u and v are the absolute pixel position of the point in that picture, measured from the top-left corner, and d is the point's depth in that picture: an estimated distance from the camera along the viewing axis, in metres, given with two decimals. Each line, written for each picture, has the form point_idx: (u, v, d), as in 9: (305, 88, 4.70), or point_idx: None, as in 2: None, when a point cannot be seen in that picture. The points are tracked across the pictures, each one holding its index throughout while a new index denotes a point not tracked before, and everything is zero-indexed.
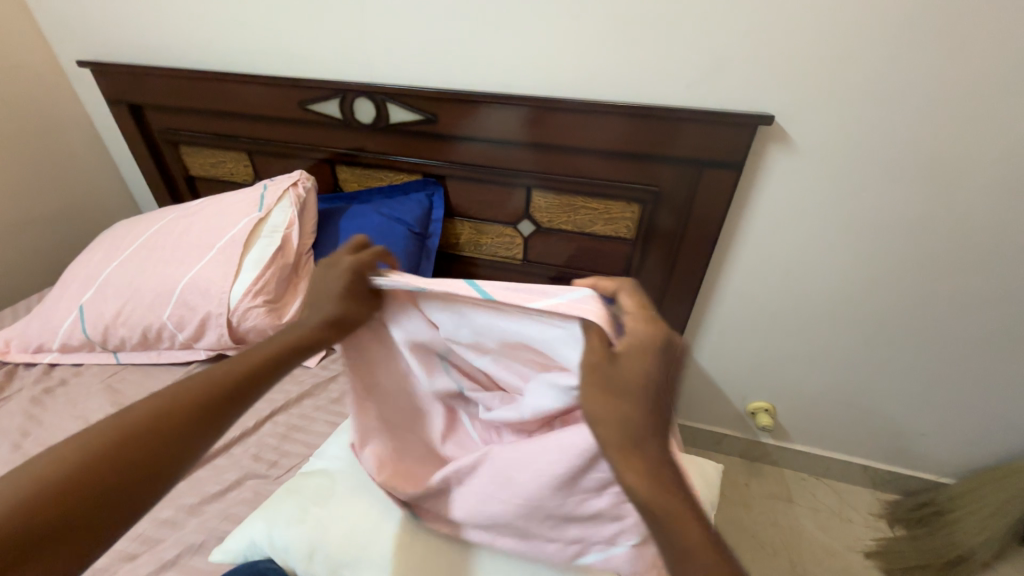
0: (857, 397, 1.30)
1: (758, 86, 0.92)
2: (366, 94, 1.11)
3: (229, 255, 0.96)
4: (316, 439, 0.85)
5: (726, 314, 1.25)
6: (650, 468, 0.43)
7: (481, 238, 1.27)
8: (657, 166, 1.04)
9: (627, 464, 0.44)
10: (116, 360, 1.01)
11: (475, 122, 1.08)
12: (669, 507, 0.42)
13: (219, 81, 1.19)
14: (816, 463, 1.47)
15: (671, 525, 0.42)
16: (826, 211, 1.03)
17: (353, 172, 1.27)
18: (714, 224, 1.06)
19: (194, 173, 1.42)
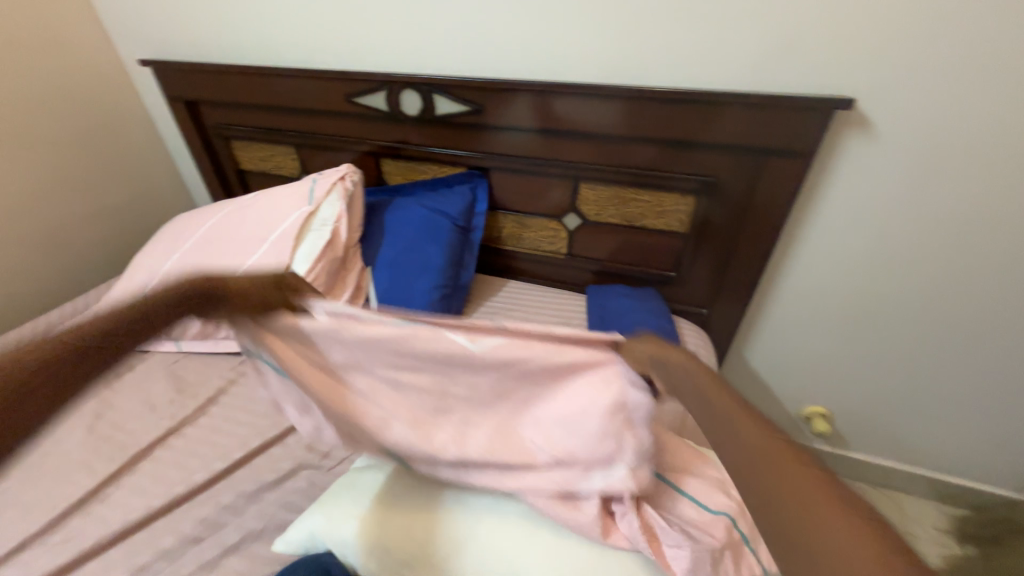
0: (928, 405, 1.20)
1: (832, 67, 0.85)
2: (412, 85, 1.10)
3: (281, 248, 0.98)
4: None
5: (784, 312, 1.17)
6: (761, 430, 0.41)
7: (524, 232, 1.25)
8: (714, 155, 0.97)
9: (732, 424, 0.42)
10: (177, 348, 1.05)
11: (522, 112, 1.05)
12: (795, 474, 0.38)
13: (269, 76, 1.21)
14: (876, 473, 1.37)
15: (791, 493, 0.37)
16: (906, 202, 0.94)
17: (396, 165, 1.27)
18: (777, 217, 0.99)
19: (244, 166, 1.46)
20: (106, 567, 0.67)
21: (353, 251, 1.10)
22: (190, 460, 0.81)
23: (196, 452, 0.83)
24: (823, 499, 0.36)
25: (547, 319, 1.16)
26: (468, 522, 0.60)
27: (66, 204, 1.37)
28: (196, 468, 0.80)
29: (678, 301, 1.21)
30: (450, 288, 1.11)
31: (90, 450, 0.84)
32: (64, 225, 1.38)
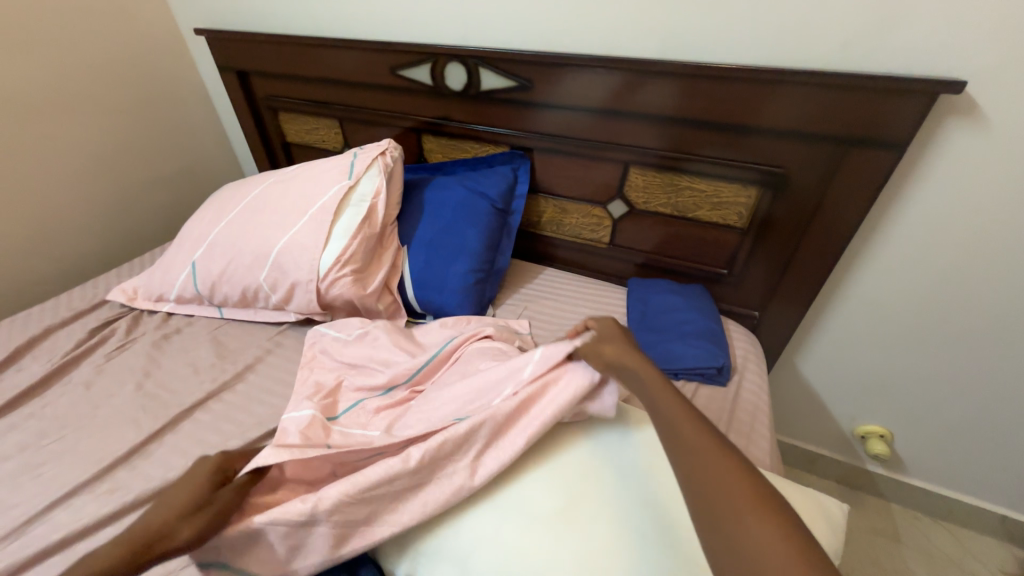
0: (1013, 437, 1.06)
1: (941, 43, 0.73)
2: (458, 58, 1.06)
3: (321, 222, 0.97)
4: None
5: (847, 322, 1.06)
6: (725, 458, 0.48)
7: (565, 218, 1.19)
8: (786, 142, 0.88)
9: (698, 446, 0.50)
10: (221, 314, 1.09)
11: (574, 89, 0.98)
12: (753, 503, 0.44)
13: (316, 47, 1.20)
14: (935, 503, 1.24)
15: (754, 530, 0.42)
16: (1012, 205, 0.81)
17: (438, 142, 1.24)
18: (852, 217, 0.89)
19: (290, 139, 1.48)
20: None
21: (389, 229, 1.08)
22: (227, 425, 0.84)
23: (232, 418, 0.85)
24: (767, 526, 0.42)
25: (585, 311, 1.10)
26: (496, 518, 0.58)
27: (127, 168, 1.43)
28: (231, 433, 0.82)
29: (726, 301, 1.12)
30: (485, 272, 1.08)
31: (139, 406, 0.88)
32: (124, 189, 1.44)
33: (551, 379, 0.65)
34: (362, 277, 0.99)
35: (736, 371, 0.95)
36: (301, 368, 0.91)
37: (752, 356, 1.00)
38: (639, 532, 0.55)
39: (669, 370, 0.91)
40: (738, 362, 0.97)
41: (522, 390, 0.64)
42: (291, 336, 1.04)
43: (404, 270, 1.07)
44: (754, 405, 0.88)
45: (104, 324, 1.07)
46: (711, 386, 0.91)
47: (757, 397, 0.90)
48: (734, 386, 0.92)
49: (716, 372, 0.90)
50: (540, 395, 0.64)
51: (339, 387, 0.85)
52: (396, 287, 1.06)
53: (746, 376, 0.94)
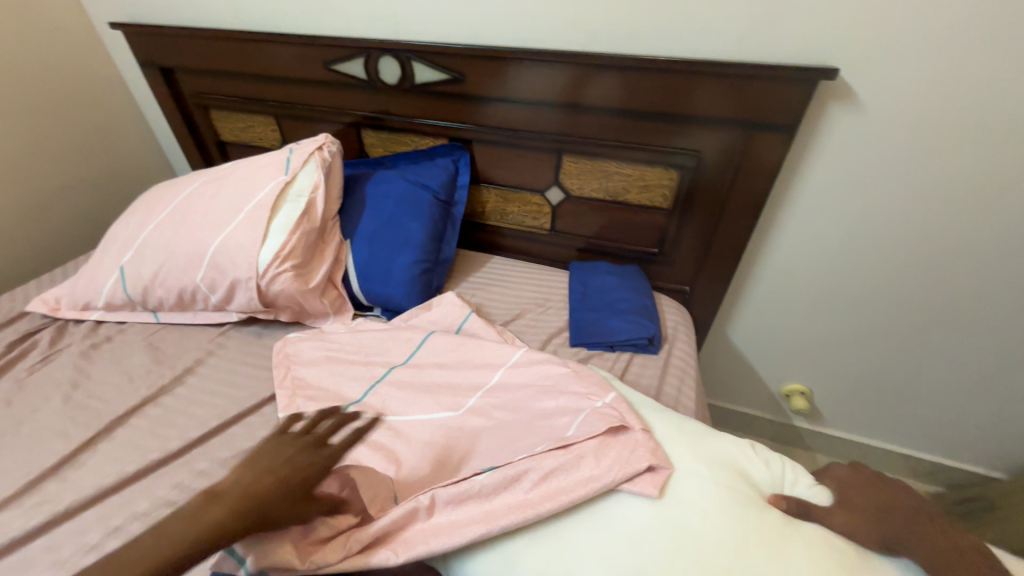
0: (906, 383, 1.21)
1: (819, 35, 0.83)
2: (390, 52, 1.07)
3: (257, 219, 0.96)
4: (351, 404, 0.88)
5: (766, 291, 1.17)
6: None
7: (507, 207, 1.23)
8: (699, 127, 0.95)
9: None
10: (156, 319, 1.05)
11: (505, 81, 1.02)
12: None
13: (245, 42, 1.17)
14: (851, 449, 1.39)
15: None
16: (887, 178, 0.93)
17: (379, 136, 1.24)
18: (759, 193, 0.98)
19: (224, 138, 1.43)
20: (82, 528, 0.69)
21: (331, 224, 1.08)
22: (166, 429, 0.82)
23: (172, 421, 0.84)
24: None
25: (530, 295, 1.15)
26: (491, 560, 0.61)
27: (41, 172, 1.34)
28: (171, 435, 0.81)
29: (660, 278, 1.20)
30: (431, 262, 1.10)
31: (69, 418, 0.84)
32: (39, 195, 1.35)
33: (594, 449, 0.68)
34: (303, 272, 0.99)
35: (667, 341, 1.02)
36: (276, 366, 0.91)
37: (682, 327, 1.08)
38: (643, 571, 0.55)
39: (606, 342, 0.98)
40: (669, 333, 1.05)
41: (555, 457, 0.67)
42: (234, 336, 1.02)
43: (348, 264, 1.07)
44: (682, 369, 0.96)
45: (23, 337, 1.01)
46: (644, 355, 0.98)
47: (685, 362, 0.99)
48: (665, 353, 0.99)
49: (648, 342, 0.98)
50: (570, 461, 0.66)
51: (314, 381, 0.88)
52: (340, 281, 1.07)
53: (675, 345, 1.02)
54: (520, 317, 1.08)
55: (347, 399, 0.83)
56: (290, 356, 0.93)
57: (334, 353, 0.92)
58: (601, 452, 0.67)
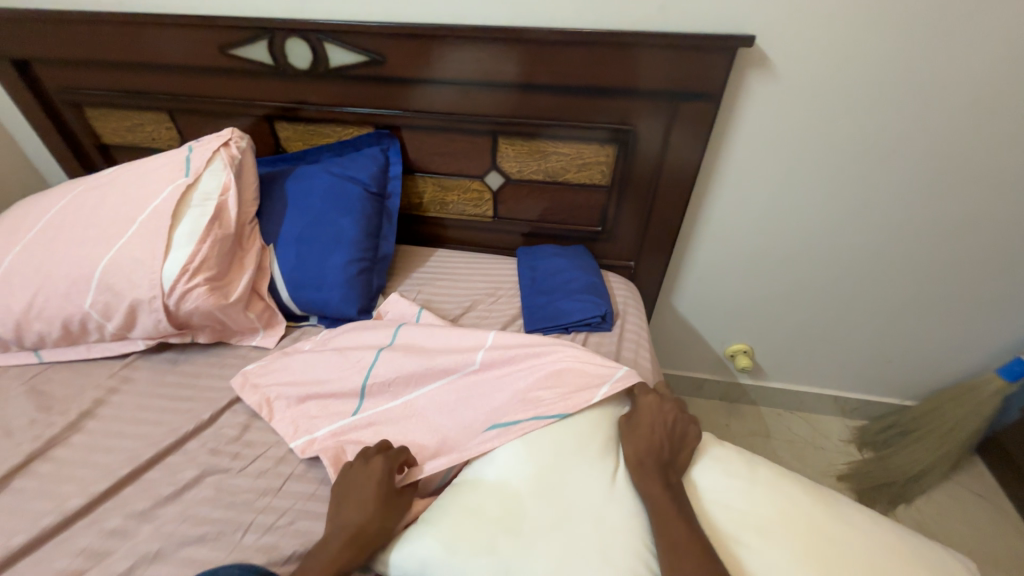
0: (830, 331, 1.32)
1: (733, 6, 0.85)
2: (297, 33, 0.96)
3: (155, 229, 0.83)
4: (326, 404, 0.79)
5: (705, 259, 1.21)
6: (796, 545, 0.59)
7: (446, 197, 1.17)
8: (631, 101, 0.96)
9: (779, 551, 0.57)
10: (38, 358, 0.89)
11: (429, 61, 0.96)
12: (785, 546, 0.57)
13: (118, 25, 1.01)
14: (790, 397, 1.50)
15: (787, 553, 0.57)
16: (802, 141, 0.99)
17: (295, 129, 1.13)
18: (691, 165, 1.01)
19: (108, 140, 1.24)
20: None
21: (249, 228, 0.97)
22: (64, 485, 0.69)
23: (70, 476, 0.70)
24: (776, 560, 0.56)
25: (478, 285, 1.11)
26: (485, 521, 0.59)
27: None
28: (70, 492, 0.68)
29: (606, 256, 1.20)
30: (369, 261, 1.02)
31: None
32: None
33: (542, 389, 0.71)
34: (221, 285, 0.88)
35: (619, 317, 1.03)
36: (237, 381, 0.82)
37: (632, 302, 1.09)
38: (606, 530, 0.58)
39: (561, 325, 0.96)
40: (620, 309, 1.05)
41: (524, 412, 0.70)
42: (142, 367, 0.88)
43: (274, 271, 0.97)
44: (636, 343, 0.97)
45: None
46: (599, 333, 0.97)
47: (639, 335, 0.99)
48: (618, 329, 0.99)
49: (601, 320, 0.97)
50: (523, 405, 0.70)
51: (275, 404, 0.79)
52: (266, 291, 0.96)
53: (627, 321, 1.02)
54: (471, 310, 1.04)
55: (306, 430, 0.75)
56: (254, 378, 0.83)
57: (302, 369, 0.83)
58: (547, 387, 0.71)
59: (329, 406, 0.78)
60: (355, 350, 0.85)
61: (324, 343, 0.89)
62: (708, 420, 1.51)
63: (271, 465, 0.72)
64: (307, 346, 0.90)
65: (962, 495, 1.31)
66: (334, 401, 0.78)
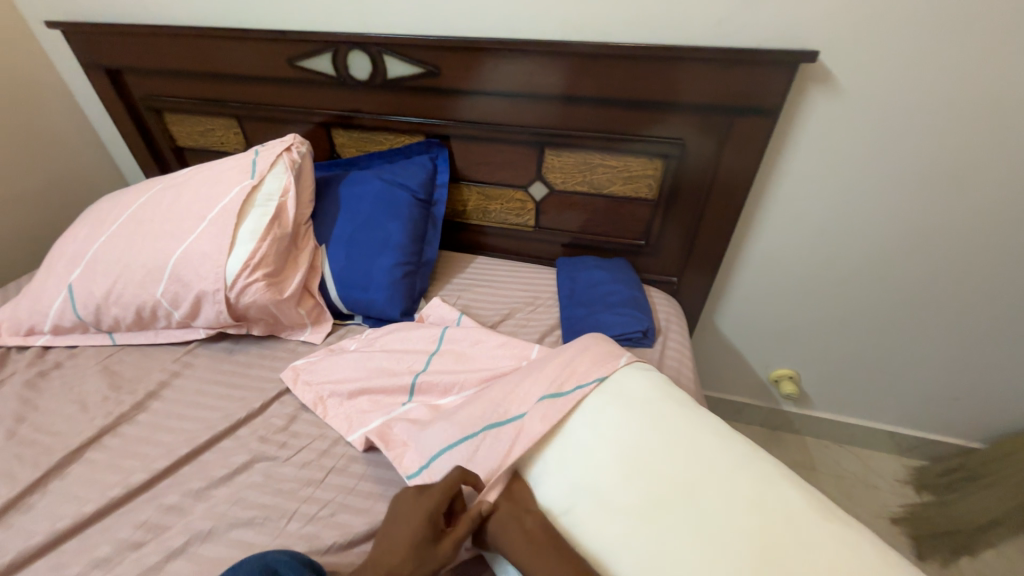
0: (888, 360, 1.23)
1: (794, 22, 0.83)
2: (359, 46, 1.01)
3: (222, 226, 0.89)
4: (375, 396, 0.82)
5: (753, 277, 1.17)
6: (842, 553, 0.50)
7: (490, 205, 1.19)
8: (682, 115, 0.94)
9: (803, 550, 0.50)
10: (112, 341, 0.96)
11: (482, 74, 0.99)
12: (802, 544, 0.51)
13: (201, 39, 1.09)
14: (839, 430, 1.41)
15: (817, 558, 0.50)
16: (864, 159, 0.94)
17: (350, 136, 1.19)
18: (742, 181, 0.98)
19: (182, 143, 1.34)
20: None
21: (304, 228, 1.02)
22: (129, 460, 0.74)
23: (134, 452, 0.75)
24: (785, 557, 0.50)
25: (517, 294, 1.11)
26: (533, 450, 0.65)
27: None
28: (135, 467, 0.73)
29: (648, 270, 1.18)
30: (413, 265, 1.05)
31: (11, 456, 0.75)
32: None
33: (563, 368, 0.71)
34: (277, 281, 0.92)
35: (661, 333, 1.00)
36: (287, 375, 0.87)
37: (673, 318, 1.06)
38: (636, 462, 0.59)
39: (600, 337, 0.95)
40: (662, 325, 1.03)
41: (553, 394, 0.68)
42: (202, 354, 0.94)
43: (325, 270, 1.01)
44: (677, 361, 0.94)
45: None
46: (639, 348, 0.95)
47: (681, 352, 0.97)
48: (659, 346, 0.97)
49: (642, 335, 0.95)
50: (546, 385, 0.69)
51: (326, 401, 0.82)
52: (316, 289, 1.00)
53: (669, 337, 0.99)
54: (509, 317, 1.04)
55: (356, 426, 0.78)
56: (305, 374, 0.87)
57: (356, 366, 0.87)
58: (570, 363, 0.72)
59: (381, 402, 0.81)
60: (401, 351, 0.89)
61: (370, 344, 0.93)
62: None
63: (314, 457, 0.75)
64: (353, 346, 0.94)
65: None
66: (386, 399, 0.81)
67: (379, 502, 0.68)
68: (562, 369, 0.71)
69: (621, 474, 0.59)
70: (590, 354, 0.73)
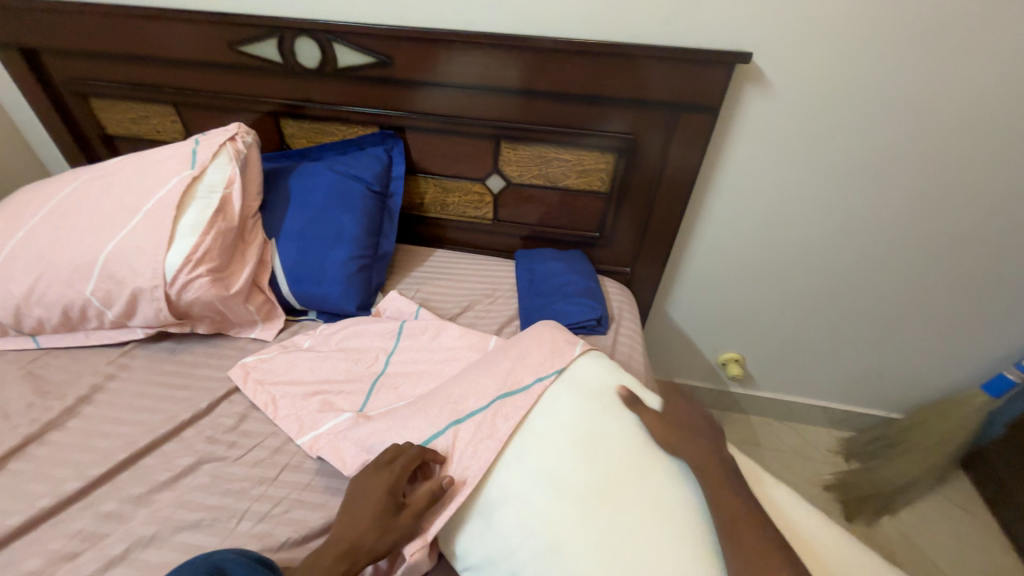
0: (821, 342, 1.34)
1: (731, 25, 0.88)
2: (307, 33, 0.98)
3: (160, 219, 0.84)
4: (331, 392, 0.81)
5: (700, 267, 1.23)
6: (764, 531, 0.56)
7: (448, 198, 1.19)
8: (632, 111, 0.98)
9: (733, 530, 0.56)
10: (36, 344, 0.89)
11: (436, 65, 0.98)
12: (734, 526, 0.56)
13: (131, 19, 1.02)
14: (780, 407, 1.52)
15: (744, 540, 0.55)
16: (795, 155, 1.02)
17: (301, 126, 1.15)
18: (687, 175, 1.03)
19: (112, 131, 1.25)
20: None
21: (252, 221, 0.98)
22: (60, 469, 0.69)
23: (65, 460, 0.71)
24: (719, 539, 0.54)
25: (476, 286, 1.12)
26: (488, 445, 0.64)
27: None
28: (66, 476, 0.69)
29: (603, 261, 1.22)
30: (369, 258, 1.03)
31: None
32: None
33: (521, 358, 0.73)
34: (223, 277, 0.89)
35: (614, 320, 1.04)
36: (237, 373, 0.84)
37: (626, 307, 1.10)
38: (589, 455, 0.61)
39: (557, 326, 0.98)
40: (615, 313, 1.07)
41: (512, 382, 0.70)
42: (141, 355, 0.89)
43: (275, 265, 0.98)
44: (629, 346, 0.98)
45: None
46: (593, 335, 0.99)
47: (632, 338, 1.01)
48: (613, 333, 1.01)
49: (596, 322, 0.99)
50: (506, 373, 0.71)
51: (279, 399, 0.80)
52: (266, 284, 0.97)
53: (622, 324, 1.04)
54: (468, 309, 1.05)
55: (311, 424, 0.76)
56: (256, 372, 0.84)
57: (315, 363, 0.86)
58: (528, 352, 0.74)
59: (337, 398, 0.79)
60: (358, 347, 0.89)
61: (325, 341, 0.91)
62: None
63: (267, 455, 0.73)
64: (307, 343, 0.92)
65: (946, 508, 1.33)
66: (343, 395, 0.80)
67: (335, 496, 0.68)
68: (519, 363, 0.72)
69: (576, 469, 0.59)
70: (548, 343, 0.75)
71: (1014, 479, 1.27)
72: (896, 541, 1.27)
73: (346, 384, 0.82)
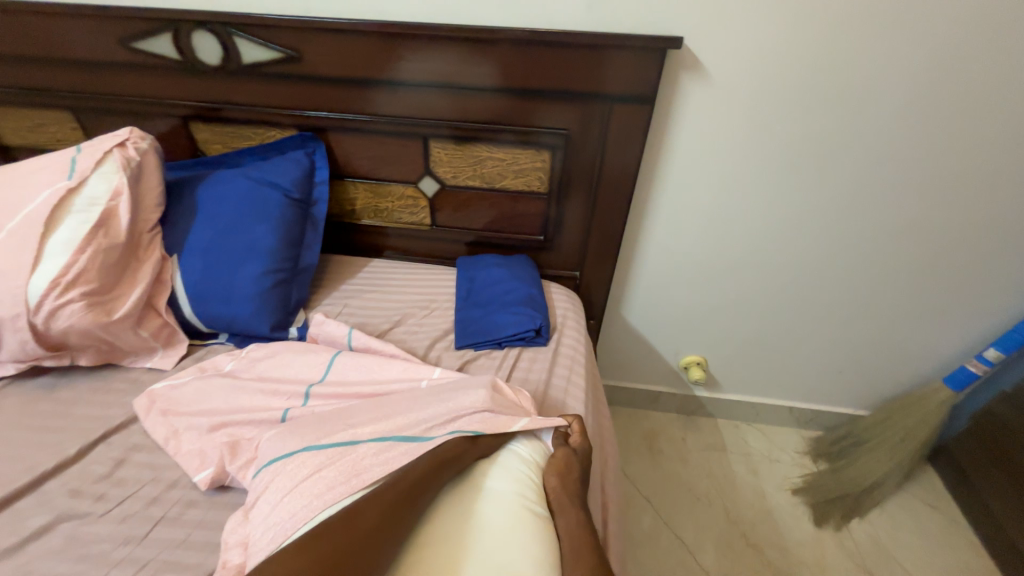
0: (783, 341, 1.30)
1: (659, 10, 0.83)
2: (206, 27, 0.89)
3: (24, 238, 0.73)
4: (226, 428, 0.71)
5: (652, 268, 1.18)
6: None
7: (379, 204, 1.11)
8: (564, 104, 0.91)
9: None
10: None
11: (351, 60, 0.90)
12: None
13: (6, 15, 0.91)
14: (746, 409, 1.47)
15: None
16: (740, 147, 0.97)
17: (213, 131, 1.05)
18: (628, 171, 0.97)
19: (6, 141, 1.13)
20: None
21: (149, 237, 0.87)
22: None
23: None
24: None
25: (410, 297, 1.04)
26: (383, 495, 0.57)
27: None
28: None
29: (550, 266, 1.15)
30: (286, 273, 0.94)
31: None
32: None
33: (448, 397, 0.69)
34: (105, 300, 0.78)
35: (556, 329, 0.97)
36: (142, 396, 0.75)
37: (572, 313, 1.03)
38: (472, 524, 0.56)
39: (493, 339, 0.91)
40: (559, 321, 1.00)
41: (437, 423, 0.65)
42: (11, 394, 0.78)
43: (176, 284, 0.88)
44: (571, 358, 0.91)
45: None
46: (533, 347, 0.92)
47: (576, 348, 0.94)
48: (554, 343, 0.94)
49: (535, 333, 0.92)
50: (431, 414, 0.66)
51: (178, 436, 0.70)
52: (165, 306, 0.87)
53: (565, 333, 0.97)
54: (399, 324, 0.97)
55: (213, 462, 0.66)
56: (161, 401, 0.75)
57: (233, 393, 0.74)
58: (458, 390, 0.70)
59: (242, 435, 0.69)
60: (264, 372, 0.79)
61: (247, 367, 0.80)
62: (663, 434, 1.46)
63: (140, 507, 0.63)
64: (229, 366, 0.81)
65: (914, 506, 1.30)
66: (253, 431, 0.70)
67: (214, 554, 0.59)
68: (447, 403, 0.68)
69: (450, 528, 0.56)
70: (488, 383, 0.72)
71: (979, 472, 1.24)
72: (866, 544, 1.22)
73: (245, 417, 0.71)
